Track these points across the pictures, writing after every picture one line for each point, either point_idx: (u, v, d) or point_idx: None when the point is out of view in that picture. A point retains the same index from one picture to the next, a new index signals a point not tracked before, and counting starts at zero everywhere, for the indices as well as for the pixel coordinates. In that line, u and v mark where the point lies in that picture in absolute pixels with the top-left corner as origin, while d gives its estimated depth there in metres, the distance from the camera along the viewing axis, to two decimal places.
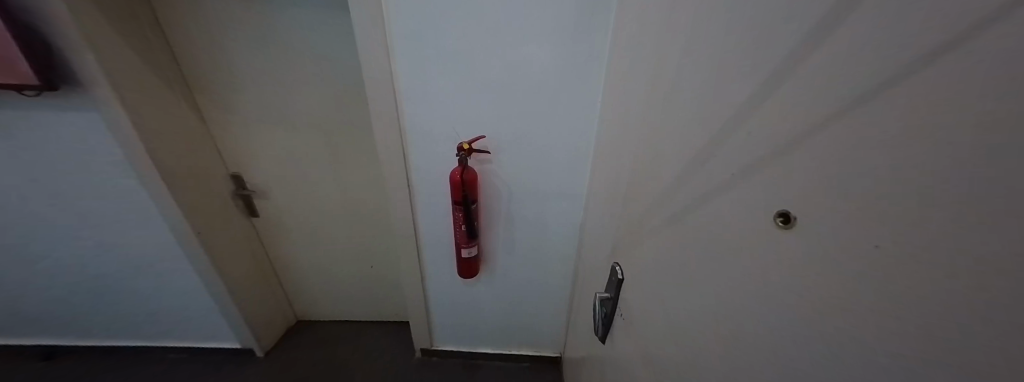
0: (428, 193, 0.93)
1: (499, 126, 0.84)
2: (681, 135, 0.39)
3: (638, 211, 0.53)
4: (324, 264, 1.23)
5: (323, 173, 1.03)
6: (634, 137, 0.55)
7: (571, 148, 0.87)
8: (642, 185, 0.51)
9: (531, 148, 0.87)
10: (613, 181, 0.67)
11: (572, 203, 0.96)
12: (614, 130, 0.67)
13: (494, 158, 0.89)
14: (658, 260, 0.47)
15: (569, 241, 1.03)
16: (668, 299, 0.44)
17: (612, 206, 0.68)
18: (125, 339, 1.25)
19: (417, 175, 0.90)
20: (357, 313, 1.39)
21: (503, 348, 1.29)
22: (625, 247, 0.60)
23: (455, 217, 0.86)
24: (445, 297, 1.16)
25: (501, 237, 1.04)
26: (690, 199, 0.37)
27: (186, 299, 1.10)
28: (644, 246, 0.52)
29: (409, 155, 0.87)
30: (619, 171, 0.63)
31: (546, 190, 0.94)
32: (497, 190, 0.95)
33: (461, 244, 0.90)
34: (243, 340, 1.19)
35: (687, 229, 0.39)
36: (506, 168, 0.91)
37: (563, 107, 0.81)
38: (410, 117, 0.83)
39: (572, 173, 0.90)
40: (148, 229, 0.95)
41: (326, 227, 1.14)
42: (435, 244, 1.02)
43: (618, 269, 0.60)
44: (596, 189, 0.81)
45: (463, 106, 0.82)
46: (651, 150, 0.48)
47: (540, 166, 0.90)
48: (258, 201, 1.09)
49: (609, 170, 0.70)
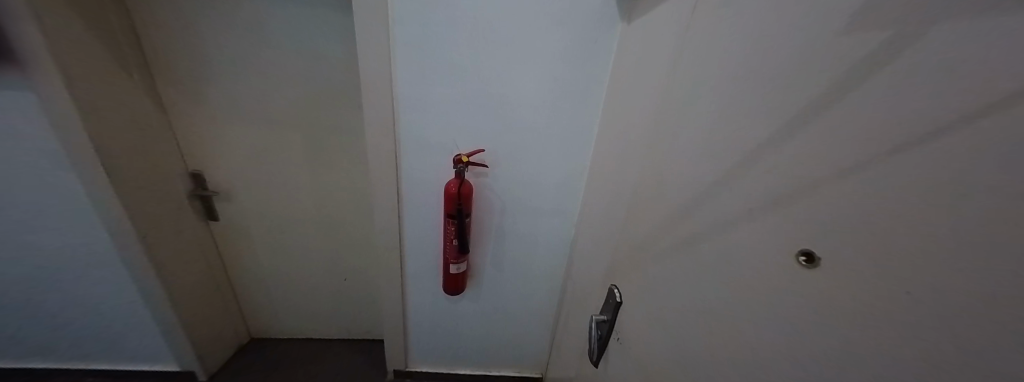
0: (417, 203, 0.89)
1: (497, 140, 0.83)
2: (690, 166, 0.39)
3: (637, 235, 0.53)
4: (291, 276, 1.12)
5: (299, 175, 0.95)
6: (636, 161, 0.56)
7: (567, 166, 0.88)
8: (643, 210, 0.52)
9: (529, 164, 0.87)
10: (611, 203, 0.68)
11: (563, 221, 0.96)
12: (614, 154, 0.69)
13: (490, 171, 0.88)
14: (656, 285, 0.47)
15: (558, 258, 1.02)
16: (665, 327, 0.44)
17: (608, 228, 0.68)
18: (19, 362, 1.02)
19: (407, 184, 0.86)
20: (322, 330, 1.26)
21: (482, 368, 1.23)
22: (620, 268, 0.60)
23: (446, 231, 0.82)
24: (425, 313, 1.09)
25: (490, 251, 1.01)
26: (695, 228, 0.38)
27: (113, 312, 0.93)
28: (642, 271, 0.52)
29: (401, 163, 0.83)
30: (618, 194, 0.64)
31: (539, 206, 0.93)
32: (491, 204, 0.92)
33: (450, 259, 0.86)
34: (182, 362, 1.03)
35: (692, 258, 0.39)
36: (502, 182, 0.89)
37: (561, 127, 0.83)
38: (405, 125, 0.80)
39: (566, 191, 0.91)
40: (72, 228, 0.80)
41: (298, 234, 1.04)
42: (420, 257, 0.97)
43: (614, 292, 0.59)
44: (592, 207, 0.82)
45: (464, 117, 0.80)
46: (654, 176, 0.49)
47: (534, 182, 0.90)
48: (220, 202, 0.97)
49: (608, 191, 0.71)
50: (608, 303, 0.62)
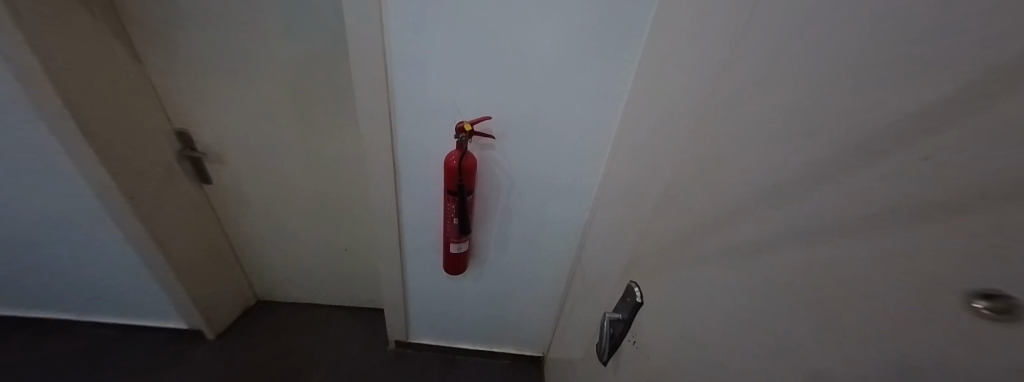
0: (415, 175, 0.81)
1: (507, 109, 0.72)
2: (763, 138, 0.27)
3: (664, 226, 0.43)
4: (290, 243, 1.09)
5: (287, 138, 0.87)
6: (674, 134, 0.44)
7: (586, 142, 0.76)
8: (675, 196, 0.41)
9: (543, 136, 0.76)
10: (634, 186, 0.58)
11: (577, 203, 0.87)
12: (645, 125, 0.57)
13: (497, 144, 0.77)
14: (683, 289, 0.38)
15: (568, 241, 0.95)
16: (694, 343, 0.35)
17: (630, 215, 0.59)
18: (41, 311, 1.06)
19: (404, 155, 0.78)
20: (326, 297, 1.27)
21: (484, 344, 1.23)
22: (641, 263, 0.51)
23: (446, 209, 0.74)
24: (425, 289, 1.06)
25: (494, 231, 0.94)
26: (758, 226, 0.27)
27: (116, 272, 0.93)
28: (667, 270, 0.42)
29: (397, 130, 0.74)
30: (645, 175, 0.53)
31: (551, 185, 0.84)
32: (497, 181, 0.83)
33: (450, 238, 0.79)
34: (188, 320, 1.05)
35: (746, 266, 0.28)
36: (510, 156, 0.79)
37: (584, 95, 0.69)
38: (398, 84, 0.68)
39: (583, 168, 0.80)
40: (57, 187, 0.76)
41: (295, 202, 0.99)
42: (419, 233, 0.91)
43: (634, 290, 0.51)
44: (612, 189, 0.72)
45: (469, 76, 0.68)
46: (697, 154, 0.37)
47: (546, 158, 0.79)
48: (210, 164, 0.92)
49: (632, 172, 0.60)
50: (625, 301, 0.54)
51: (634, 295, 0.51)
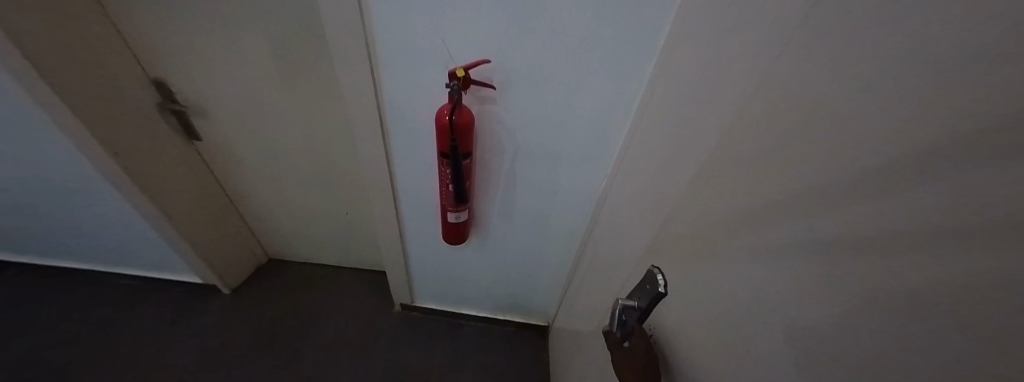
0: (408, 135, 0.72)
1: (513, 51, 0.57)
2: (971, 32, 0.13)
3: (721, 202, 0.31)
4: (290, 204, 1.07)
5: (269, 90, 0.78)
6: (749, 67, 0.30)
7: (608, 96, 0.62)
8: (747, 160, 0.28)
9: (556, 86, 0.61)
10: (671, 149, 0.45)
11: (592, 171, 0.76)
12: (696, 64, 0.42)
13: (499, 96, 0.64)
14: (748, 291, 0.28)
15: (579, 214, 0.86)
16: (756, 362, 0.26)
17: (660, 185, 0.47)
18: (72, 261, 1.13)
19: (392, 110, 0.68)
20: (333, 258, 1.28)
21: (488, 312, 1.22)
22: (674, 245, 0.41)
23: (441, 174, 0.65)
24: (426, 256, 1.03)
25: (498, 200, 0.85)
26: (934, 214, 0.14)
27: (125, 228, 0.95)
28: (720, 259, 0.32)
29: (380, 80, 0.63)
30: (689, 133, 0.40)
31: (564, 150, 0.72)
32: (500, 143, 0.72)
33: (447, 207, 0.72)
34: (202, 275, 1.09)
35: (878, 278, 0.16)
36: (514, 112, 0.66)
37: (612, 31, 0.53)
38: (372, 15, 0.55)
39: (603, 127, 0.67)
40: (44, 141, 0.74)
41: (289, 161, 0.94)
42: (416, 199, 0.85)
43: (657, 279, 0.42)
44: (637, 155, 0.60)
45: (462, 2, 0.53)
46: (796, 91, 0.23)
47: (559, 117, 0.66)
48: (196, 119, 0.86)
49: (670, 130, 0.47)
50: (644, 289, 0.46)
51: (656, 284, 0.42)
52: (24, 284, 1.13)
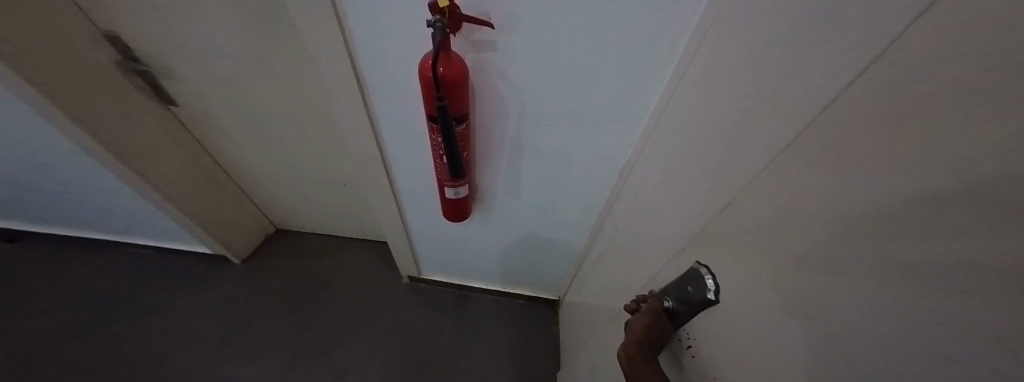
0: (392, 95, 0.61)
1: None
2: None
3: (856, 185, 0.19)
4: (287, 174, 1.01)
5: (232, 41, 0.67)
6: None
7: (644, 34, 0.46)
8: (934, 106, 0.14)
9: (576, 20, 0.46)
10: (751, 104, 0.31)
11: (615, 135, 0.62)
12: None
13: (499, 40, 0.50)
14: (889, 339, 0.16)
15: (598, 186, 0.75)
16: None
17: (729, 157, 0.34)
18: (91, 232, 1.17)
19: (368, 64, 0.56)
20: (339, 229, 1.26)
21: (498, 285, 1.19)
22: (754, 245, 0.29)
23: (432, 143, 0.54)
24: (429, 230, 0.98)
25: (503, 171, 0.75)
26: None
27: (125, 201, 0.94)
28: (840, 279, 0.20)
29: (347, 23, 0.50)
30: (796, 77, 0.26)
31: (582, 109, 0.59)
32: (502, 103, 0.60)
33: (443, 181, 0.62)
34: (211, 246, 1.10)
35: None
36: (520, 60, 0.52)
37: None
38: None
39: (635, 75, 0.52)
40: (12, 110, 0.70)
41: (275, 127, 0.86)
42: (411, 170, 0.77)
43: (707, 282, 0.35)
44: (685, 117, 0.46)
45: None
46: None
47: (578, 65, 0.51)
48: (164, 82, 0.77)
49: (752, 74, 0.32)
50: (680, 290, 0.40)
51: (706, 289, 0.35)
52: (56, 253, 1.19)
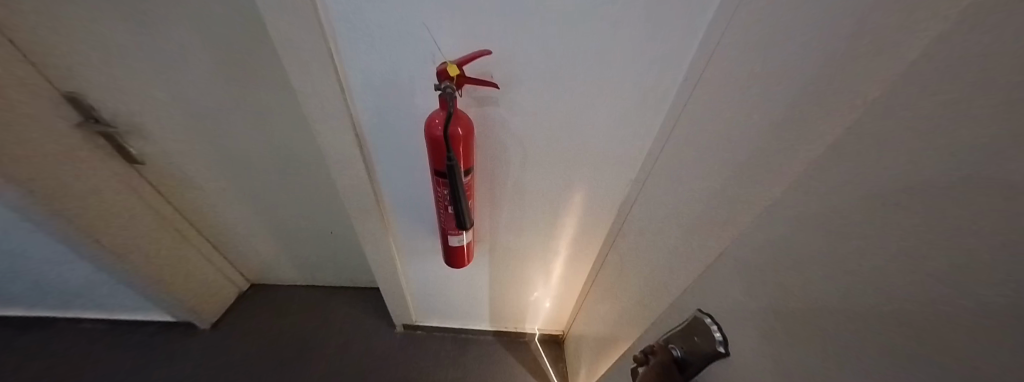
0: (392, 147, 0.60)
1: (518, 44, 0.46)
2: None
3: None
4: (268, 225, 0.95)
5: (217, 94, 0.64)
6: (928, 15, 0.18)
7: (636, 91, 0.51)
8: None
9: (573, 80, 0.50)
10: (751, 154, 0.34)
11: (614, 176, 0.65)
12: (800, 30, 0.29)
13: (501, 98, 0.52)
14: None
15: (599, 223, 0.76)
16: None
17: (732, 202, 0.36)
18: (24, 306, 1.01)
19: (368, 119, 0.56)
20: (323, 278, 1.17)
21: (499, 325, 1.14)
22: (716, 283, 0.31)
23: (437, 194, 0.53)
24: (425, 275, 0.93)
25: (504, 214, 0.74)
26: None
27: (72, 270, 0.83)
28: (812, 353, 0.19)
29: (348, 85, 0.51)
30: (794, 136, 0.28)
31: (582, 155, 0.61)
32: (504, 152, 0.61)
33: (447, 230, 0.60)
34: (173, 312, 0.97)
35: None
36: (522, 114, 0.54)
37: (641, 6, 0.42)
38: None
39: (631, 124, 0.55)
40: None
41: (258, 179, 0.81)
42: (407, 217, 0.75)
43: (713, 333, 0.30)
44: (676, 164, 0.49)
45: None
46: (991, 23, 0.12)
47: (577, 117, 0.55)
48: (133, 140, 0.72)
49: (739, 136, 0.36)
50: (688, 341, 0.34)
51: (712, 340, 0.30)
52: None
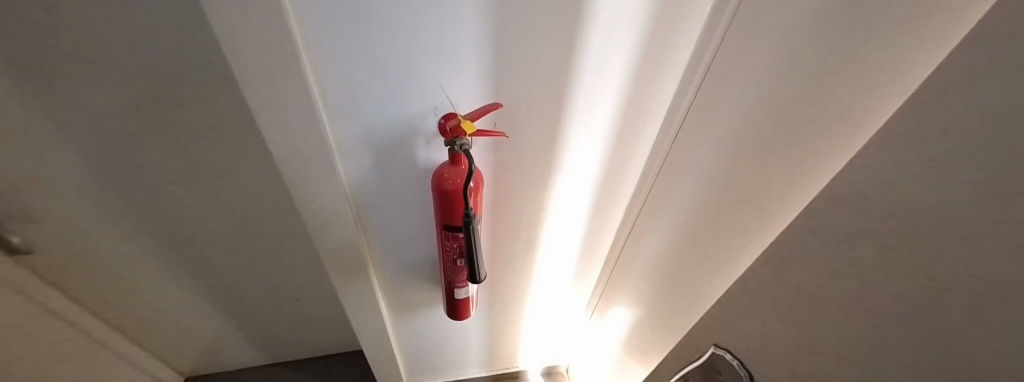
0: (387, 207, 0.56)
1: (521, 104, 0.47)
2: None
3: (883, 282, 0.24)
4: (216, 304, 0.79)
5: (152, 159, 0.54)
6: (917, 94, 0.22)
7: (625, 139, 0.56)
8: None
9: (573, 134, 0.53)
10: (756, 189, 0.38)
11: (608, 210, 0.69)
12: (782, 85, 0.33)
13: (505, 151, 0.53)
14: None
15: (596, 253, 0.79)
16: None
17: (751, 231, 0.39)
18: None
19: (359, 182, 0.51)
20: (288, 354, 0.99)
21: (501, 368, 1.08)
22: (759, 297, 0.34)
23: (445, 247, 0.49)
24: (418, 332, 0.85)
25: (508, 258, 0.73)
26: None
27: None
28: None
29: (339, 155, 0.47)
30: (790, 191, 0.33)
31: (582, 195, 0.64)
32: (507, 200, 0.61)
33: (454, 282, 0.56)
34: None
35: None
36: (527, 164, 0.55)
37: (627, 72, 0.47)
38: (302, 45, 0.36)
39: (620, 166, 0.60)
40: None
41: (205, 253, 0.69)
42: (400, 274, 0.69)
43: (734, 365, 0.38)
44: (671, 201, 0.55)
45: (451, 60, 0.41)
46: (967, 110, 0.15)
47: (576, 163, 0.57)
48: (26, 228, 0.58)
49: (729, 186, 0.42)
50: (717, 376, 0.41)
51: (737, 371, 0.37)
52: None
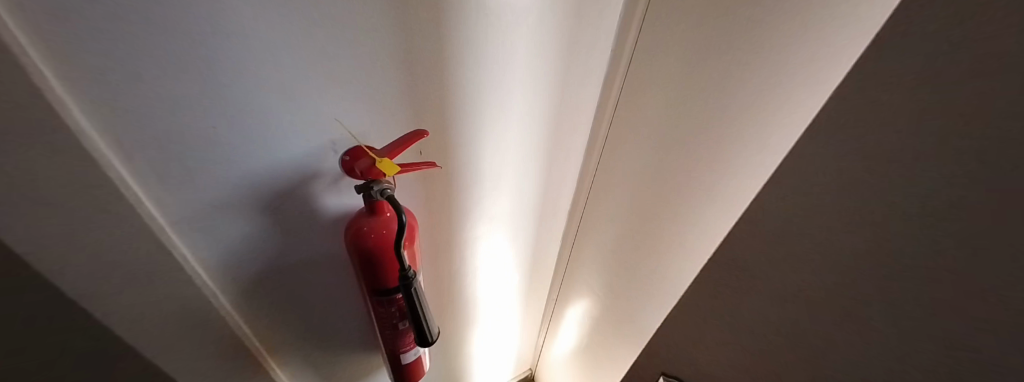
0: (287, 287, 0.42)
1: (456, 150, 0.43)
2: None
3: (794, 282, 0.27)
4: None
5: None
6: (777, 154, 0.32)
7: (558, 165, 0.58)
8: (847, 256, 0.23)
9: (511, 173, 0.52)
10: (676, 212, 0.45)
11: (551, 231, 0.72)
12: (691, 116, 0.39)
13: (444, 198, 0.48)
14: None
15: (545, 270, 0.82)
16: None
17: (686, 234, 0.45)
18: None
19: (228, 268, 0.36)
20: None
21: None
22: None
23: (379, 312, 0.38)
24: None
25: (458, 299, 0.67)
26: None
27: None
28: None
29: (187, 241, 0.32)
30: (703, 217, 0.41)
31: (526, 224, 0.64)
32: (451, 245, 0.55)
33: (398, 347, 0.45)
34: None
35: None
36: (471, 208, 0.52)
37: (552, 107, 0.48)
38: (45, 65, 0.20)
39: (555, 191, 0.63)
40: None
41: None
42: (324, 358, 0.54)
43: None
44: (607, 218, 0.61)
45: (361, 114, 0.34)
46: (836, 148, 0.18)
47: (519, 197, 0.57)
48: None
49: (653, 208, 0.49)
50: None
51: None
52: None
